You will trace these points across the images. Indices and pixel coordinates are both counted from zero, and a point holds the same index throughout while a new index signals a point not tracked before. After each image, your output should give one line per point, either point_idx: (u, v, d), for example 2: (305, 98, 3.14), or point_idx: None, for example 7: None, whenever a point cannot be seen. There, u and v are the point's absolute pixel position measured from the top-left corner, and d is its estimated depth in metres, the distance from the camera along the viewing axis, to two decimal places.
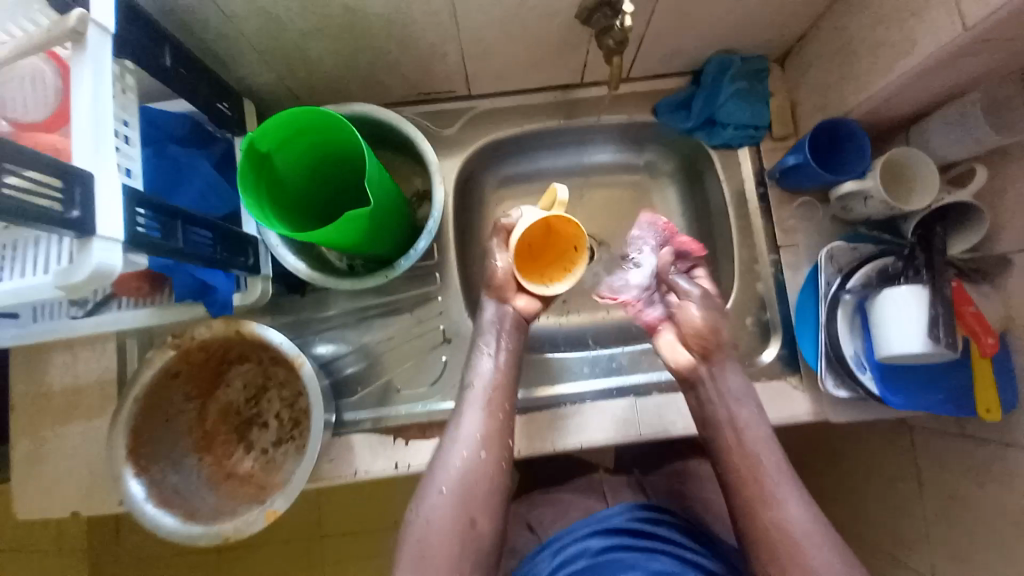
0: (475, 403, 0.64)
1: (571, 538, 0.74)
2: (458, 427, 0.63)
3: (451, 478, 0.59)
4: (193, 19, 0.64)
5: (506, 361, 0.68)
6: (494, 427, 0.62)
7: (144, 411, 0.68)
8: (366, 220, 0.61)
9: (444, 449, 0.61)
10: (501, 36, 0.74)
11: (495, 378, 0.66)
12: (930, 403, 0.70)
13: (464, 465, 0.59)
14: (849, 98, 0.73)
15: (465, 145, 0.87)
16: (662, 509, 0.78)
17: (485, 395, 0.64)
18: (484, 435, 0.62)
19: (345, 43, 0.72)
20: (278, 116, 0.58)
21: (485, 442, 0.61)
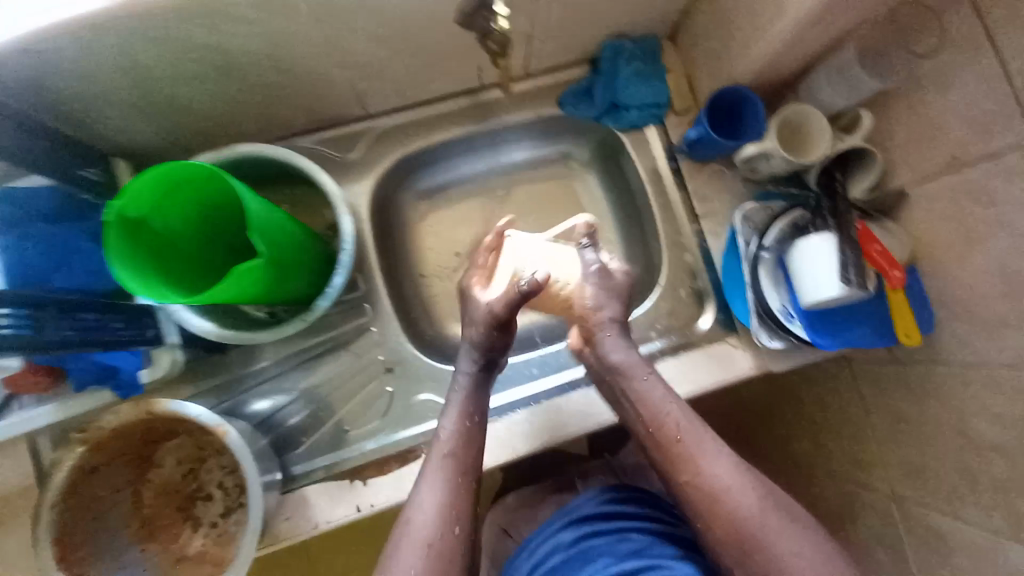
0: (438, 471, 0.61)
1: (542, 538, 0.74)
2: (418, 499, 0.60)
3: (419, 557, 0.56)
4: (48, 91, 0.59)
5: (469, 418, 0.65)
6: (462, 494, 0.60)
7: (67, 515, 0.64)
8: (262, 269, 0.57)
9: (408, 522, 0.58)
10: (385, 53, 0.71)
11: (460, 433, 0.64)
12: (858, 339, 0.73)
13: (430, 536, 0.57)
14: (737, 65, 0.75)
15: (374, 168, 0.84)
16: (636, 487, 0.78)
17: (457, 460, 0.62)
18: (450, 504, 0.59)
19: (218, 86, 0.67)
20: (143, 176, 0.54)
21: (456, 512, 0.58)
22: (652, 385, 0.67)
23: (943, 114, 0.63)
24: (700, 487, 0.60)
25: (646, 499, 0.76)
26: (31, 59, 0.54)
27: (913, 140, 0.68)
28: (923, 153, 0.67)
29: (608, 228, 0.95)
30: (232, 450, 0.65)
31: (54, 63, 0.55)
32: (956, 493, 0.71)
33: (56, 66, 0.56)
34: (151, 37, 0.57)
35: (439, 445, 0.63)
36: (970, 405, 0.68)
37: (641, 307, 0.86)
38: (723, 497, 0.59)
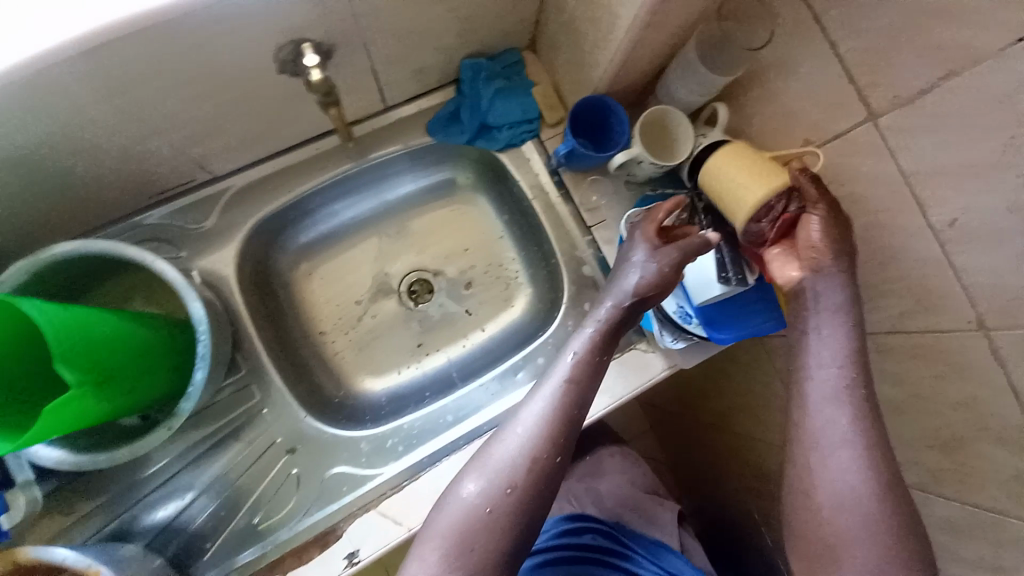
0: (552, 389, 0.58)
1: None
2: (512, 426, 0.56)
3: (454, 518, 0.51)
4: None
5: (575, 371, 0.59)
6: (529, 464, 0.53)
7: None
8: (88, 394, 0.52)
9: (456, 483, 0.54)
10: (212, 111, 0.64)
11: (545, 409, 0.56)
12: (754, 328, 0.71)
13: (532, 462, 0.53)
14: (592, 72, 0.73)
15: (237, 232, 0.77)
16: (590, 517, 0.81)
17: (588, 352, 0.61)
18: (552, 433, 0.55)
19: (15, 176, 0.59)
20: None
21: (524, 477, 0.53)
22: (832, 331, 0.58)
23: (789, 98, 0.64)
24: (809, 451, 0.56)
25: (602, 530, 0.80)
26: None
27: (769, 125, 0.68)
28: (779, 138, 0.68)
29: (508, 248, 0.93)
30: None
31: None
32: None
33: None
34: None
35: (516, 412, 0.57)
36: None
37: (550, 327, 0.83)
38: (813, 454, 0.56)
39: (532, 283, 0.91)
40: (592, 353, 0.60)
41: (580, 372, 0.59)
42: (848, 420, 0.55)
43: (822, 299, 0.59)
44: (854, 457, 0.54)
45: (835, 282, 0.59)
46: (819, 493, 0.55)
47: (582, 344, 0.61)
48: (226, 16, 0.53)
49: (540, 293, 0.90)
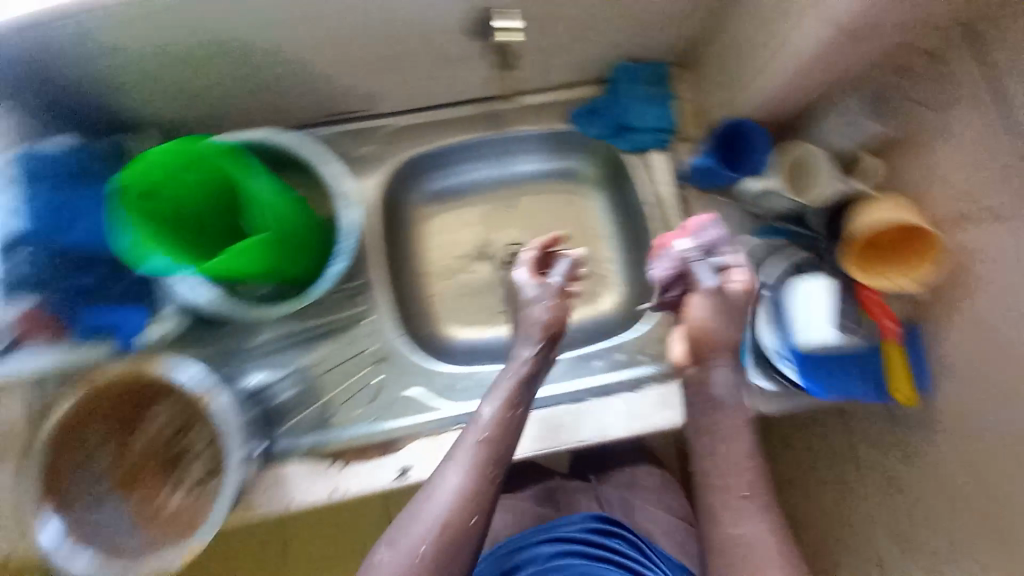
0: (470, 454, 0.58)
1: (505, 540, 0.79)
2: (438, 484, 0.57)
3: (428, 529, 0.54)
4: (80, 56, 0.64)
5: (503, 412, 0.61)
6: (481, 483, 0.57)
7: (60, 453, 0.69)
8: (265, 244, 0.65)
9: (423, 498, 0.57)
10: (398, 53, 0.74)
11: (493, 424, 0.60)
12: (855, 391, 0.70)
13: (445, 521, 0.54)
14: (744, 97, 0.75)
15: (385, 162, 0.87)
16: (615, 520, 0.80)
17: (489, 448, 0.58)
18: (472, 495, 0.56)
19: (241, 71, 0.71)
20: (158, 149, 0.62)
21: (476, 501, 0.56)
22: (734, 437, 0.58)
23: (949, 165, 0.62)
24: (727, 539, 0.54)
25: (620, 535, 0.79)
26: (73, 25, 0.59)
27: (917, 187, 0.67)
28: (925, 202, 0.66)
29: (610, 248, 0.95)
30: (218, 420, 0.67)
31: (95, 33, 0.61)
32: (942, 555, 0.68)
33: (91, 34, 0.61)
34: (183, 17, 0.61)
35: (477, 429, 0.60)
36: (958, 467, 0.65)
37: (636, 328, 0.86)
38: (721, 521, 0.55)
39: (624, 284, 0.93)
40: (519, 385, 0.63)
41: (481, 462, 0.58)
42: (759, 495, 0.56)
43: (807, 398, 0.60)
44: (760, 515, 0.55)
45: (723, 366, 0.59)
46: (739, 549, 0.54)
47: (505, 386, 0.62)
48: None
49: (631, 296, 0.92)
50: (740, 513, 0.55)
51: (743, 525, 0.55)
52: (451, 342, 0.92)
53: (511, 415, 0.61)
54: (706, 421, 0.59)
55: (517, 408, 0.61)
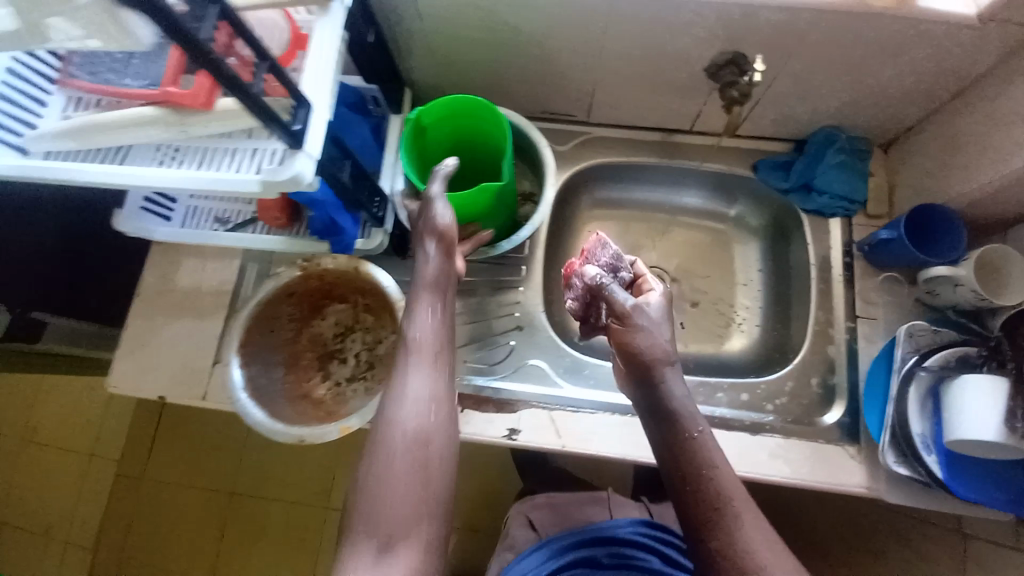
0: (428, 366, 0.59)
1: (556, 535, 0.79)
2: (387, 451, 0.54)
3: (404, 451, 0.54)
4: (389, 17, 0.76)
5: (436, 319, 0.62)
6: (444, 392, 0.58)
7: (259, 318, 0.79)
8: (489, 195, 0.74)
9: (391, 414, 0.56)
10: (631, 74, 0.83)
11: (437, 330, 0.62)
12: (1001, 502, 0.68)
13: (415, 506, 0.52)
14: (951, 187, 0.77)
15: (575, 162, 0.97)
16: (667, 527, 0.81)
17: (430, 352, 0.60)
18: (437, 412, 0.57)
19: (500, 58, 0.83)
20: (443, 99, 0.75)
21: (437, 412, 0.57)
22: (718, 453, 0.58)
23: None
24: (723, 554, 0.53)
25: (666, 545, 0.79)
26: None
27: None
28: None
29: (752, 296, 0.98)
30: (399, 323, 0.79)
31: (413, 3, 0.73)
32: None
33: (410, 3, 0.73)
34: (488, 5, 0.72)
35: (414, 334, 0.61)
36: None
37: (768, 375, 0.87)
38: (738, 532, 0.53)
39: (757, 333, 0.95)
40: (441, 306, 0.63)
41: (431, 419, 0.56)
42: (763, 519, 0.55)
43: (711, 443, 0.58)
44: (764, 530, 0.54)
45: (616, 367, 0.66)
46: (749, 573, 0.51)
47: (427, 301, 0.63)
48: (715, 14, 0.70)
49: (763, 345, 0.94)
50: (755, 521, 0.54)
51: (753, 535, 0.53)
52: (581, 334, 0.98)
53: (435, 316, 0.63)
54: (675, 445, 0.58)
55: (440, 310, 0.64)
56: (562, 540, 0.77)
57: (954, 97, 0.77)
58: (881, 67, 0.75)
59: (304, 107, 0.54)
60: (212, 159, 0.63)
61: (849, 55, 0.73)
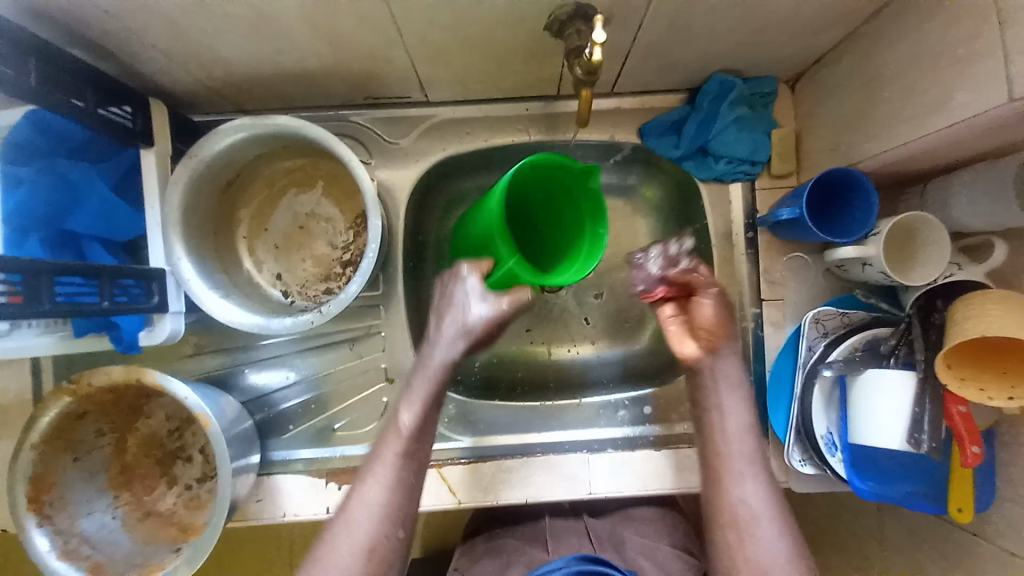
0: (392, 467, 0.57)
1: None
2: (364, 487, 0.57)
3: (356, 554, 0.53)
4: (66, 15, 0.50)
5: (426, 414, 0.59)
6: (402, 498, 0.57)
7: (47, 454, 0.62)
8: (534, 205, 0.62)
9: (345, 516, 0.55)
10: (463, 42, 0.61)
11: (413, 433, 0.58)
12: (903, 495, 0.64)
13: (370, 543, 0.54)
14: (864, 145, 0.63)
15: (424, 158, 0.77)
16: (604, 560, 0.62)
17: (404, 445, 0.58)
18: (393, 511, 0.56)
19: (265, 46, 0.58)
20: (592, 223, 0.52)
21: (399, 517, 0.56)
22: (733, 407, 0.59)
23: None
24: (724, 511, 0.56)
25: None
26: None
27: None
28: None
29: None
30: (212, 442, 0.62)
31: None
32: None
33: None
34: None
35: (401, 429, 0.59)
36: None
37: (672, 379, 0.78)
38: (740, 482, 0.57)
39: None
40: (434, 394, 0.59)
41: (398, 493, 0.56)
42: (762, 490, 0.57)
43: (719, 378, 0.60)
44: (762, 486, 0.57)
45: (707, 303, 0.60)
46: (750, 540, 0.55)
47: (420, 395, 0.59)
48: None
49: None
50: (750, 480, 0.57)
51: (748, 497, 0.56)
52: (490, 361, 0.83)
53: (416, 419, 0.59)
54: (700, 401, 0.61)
55: (417, 428, 0.59)
56: None
57: (871, 20, 0.60)
58: None
59: None
60: None
61: None
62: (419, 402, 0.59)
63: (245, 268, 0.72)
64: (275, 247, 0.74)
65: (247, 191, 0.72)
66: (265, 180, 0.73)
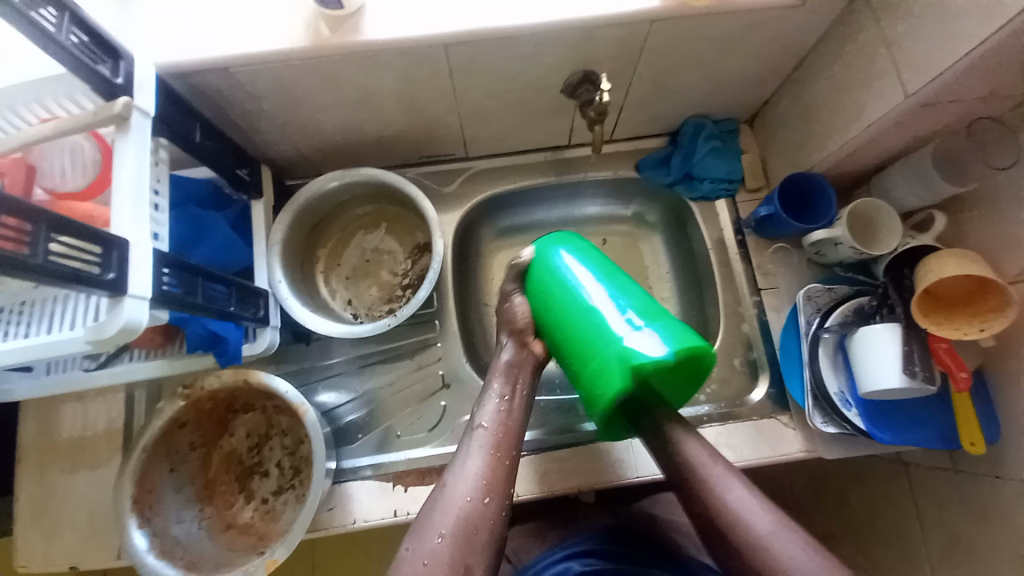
0: (480, 440, 0.58)
1: (542, 557, 0.69)
2: (459, 467, 0.56)
3: (450, 520, 0.52)
4: (223, 99, 0.70)
5: (508, 404, 0.62)
6: (498, 468, 0.56)
7: (151, 459, 0.70)
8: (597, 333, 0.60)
9: (443, 489, 0.55)
10: (501, 104, 0.81)
11: (500, 411, 0.61)
12: (917, 438, 0.72)
13: (463, 509, 0.52)
14: (813, 156, 0.81)
15: (465, 201, 0.93)
16: (630, 533, 0.72)
17: (491, 437, 0.59)
18: (489, 474, 0.55)
19: (357, 117, 0.78)
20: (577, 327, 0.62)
21: (488, 485, 0.54)
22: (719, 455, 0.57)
23: (1016, 225, 0.65)
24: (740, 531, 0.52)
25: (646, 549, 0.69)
26: (224, 75, 0.65)
27: (987, 248, 0.69)
28: (995, 262, 0.68)
29: (668, 288, 0.98)
30: (309, 431, 0.71)
31: (238, 80, 0.67)
32: None
33: (239, 84, 0.67)
34: (320, 73, 0.67)
35: (479, 420, 0.60)
36: None
37: None
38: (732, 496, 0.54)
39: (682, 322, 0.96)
40: (512, 378, 0.64)
41: (492, 474, 0.55)
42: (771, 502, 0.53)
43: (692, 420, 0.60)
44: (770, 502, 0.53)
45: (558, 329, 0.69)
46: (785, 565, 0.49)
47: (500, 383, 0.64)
48: (554, 40, 0.68)
49: None
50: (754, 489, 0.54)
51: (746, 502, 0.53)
52: (538, 369, 0.93)
53: (506, 402, 0.62)
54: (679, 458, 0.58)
55: (511, 398, 0.63)
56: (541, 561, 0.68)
57: (797, 69, 0.81)
58: (724, 59, 0.77)
59: (117, 248, 0.49)
60: (42, 314, 0.56)
61: (695, 51, 0.74)
62: (505, 391, 0.63)
63: (322, 295, 0.86)
64: (346, 278, 0.88)
65: (325, 233, 0.88)
66: (339, 224, 0.89)
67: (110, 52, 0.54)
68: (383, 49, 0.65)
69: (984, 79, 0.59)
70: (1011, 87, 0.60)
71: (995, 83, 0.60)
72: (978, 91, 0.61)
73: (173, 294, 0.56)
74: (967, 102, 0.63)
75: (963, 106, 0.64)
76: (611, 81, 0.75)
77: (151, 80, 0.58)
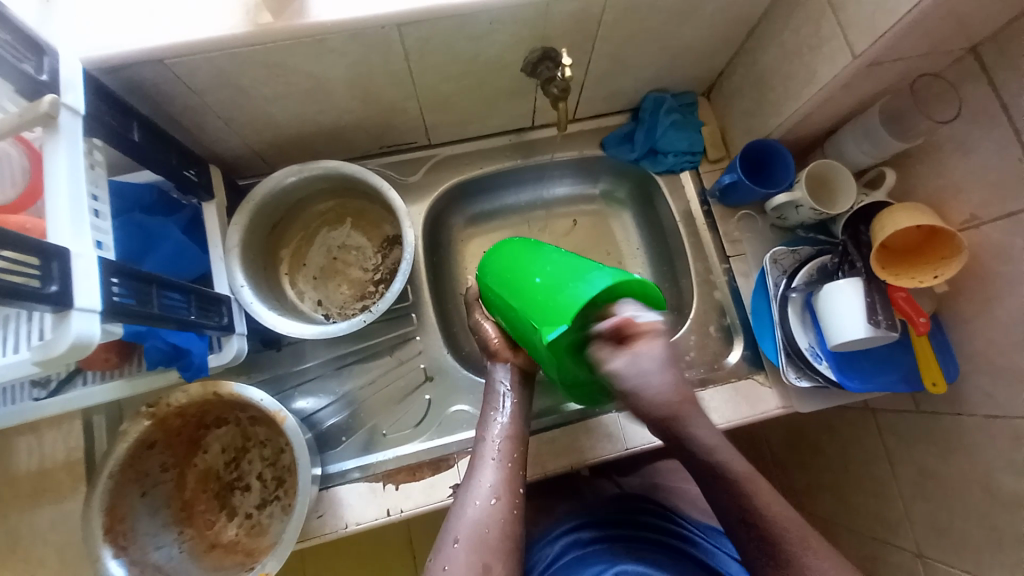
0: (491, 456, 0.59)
1: (554, 524, 0.71)
2: (471, 482, 0.57)
3: (467, 527, 0.52)
4: (161, 95, 0.65)
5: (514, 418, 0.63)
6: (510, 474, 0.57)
7: (120, 483, 0.66)
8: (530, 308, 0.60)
9: (457, 501, 0.56)
10: (462, 87, 0.79)
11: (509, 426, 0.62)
12: (884, 384, 0.76)
13: (478, 516, 0.53)
14: (770, 122, 0.84)
15: (431, 190, 0.91)
16: (640, 498, 0.74)
17: (498, 448, 0.60)
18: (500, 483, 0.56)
19: (309, 107, 0.74)
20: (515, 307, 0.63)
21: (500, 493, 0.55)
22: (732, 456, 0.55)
23: (960, 174, 0.68)
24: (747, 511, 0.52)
25: (656, 510, 0.71)
26: (161, 68, 0.61)
27: (934, 198, 0.73)
28: (943, 212, 0.71)
29: (640, 263, 0.99)
30: (290, 438, 0.68)
31: (176, 72, 0.62)
32: (982, 541, 0.71)
33: (178, 77, 0.63)
34: (265, 60, 0.63)
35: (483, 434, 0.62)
36: (994, 457, 0.68)
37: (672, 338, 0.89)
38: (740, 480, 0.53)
39: None
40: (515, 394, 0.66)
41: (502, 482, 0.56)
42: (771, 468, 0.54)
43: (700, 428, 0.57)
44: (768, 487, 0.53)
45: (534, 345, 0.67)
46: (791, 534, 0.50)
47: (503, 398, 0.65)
48: (511, 17, 0.67)
49: None
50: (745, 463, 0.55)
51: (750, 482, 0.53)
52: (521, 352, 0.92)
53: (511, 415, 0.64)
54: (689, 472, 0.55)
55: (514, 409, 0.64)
56: (556, 528, 0.69)
57: (749, 37, 0.82)
58: (681, 30, 0.77)
59: (58, 259, 0.45)
60: None
61: (651, 24, 0.74)
62: (509, 410, 0.64)
63: (289, 297, 0.83)
64: (314, 278, 0.85)
65: (287, 233, 0.84)
66: (301, 223, 0.85)
67: (33, 49, 0.49)
68: (332, 32, 0.62)
69: (926, 35, 0.61)
70: (950, 42, 0.63)
71: (936, 39, 0.62)
72: (920, 47, 0.63)
73: (126, 304, 0.52)
74: (910, 59, 0.66)
75: (907, 63, 0.67)
76: (572, 57, 0.74)
77: (80, 77, 0.53)
